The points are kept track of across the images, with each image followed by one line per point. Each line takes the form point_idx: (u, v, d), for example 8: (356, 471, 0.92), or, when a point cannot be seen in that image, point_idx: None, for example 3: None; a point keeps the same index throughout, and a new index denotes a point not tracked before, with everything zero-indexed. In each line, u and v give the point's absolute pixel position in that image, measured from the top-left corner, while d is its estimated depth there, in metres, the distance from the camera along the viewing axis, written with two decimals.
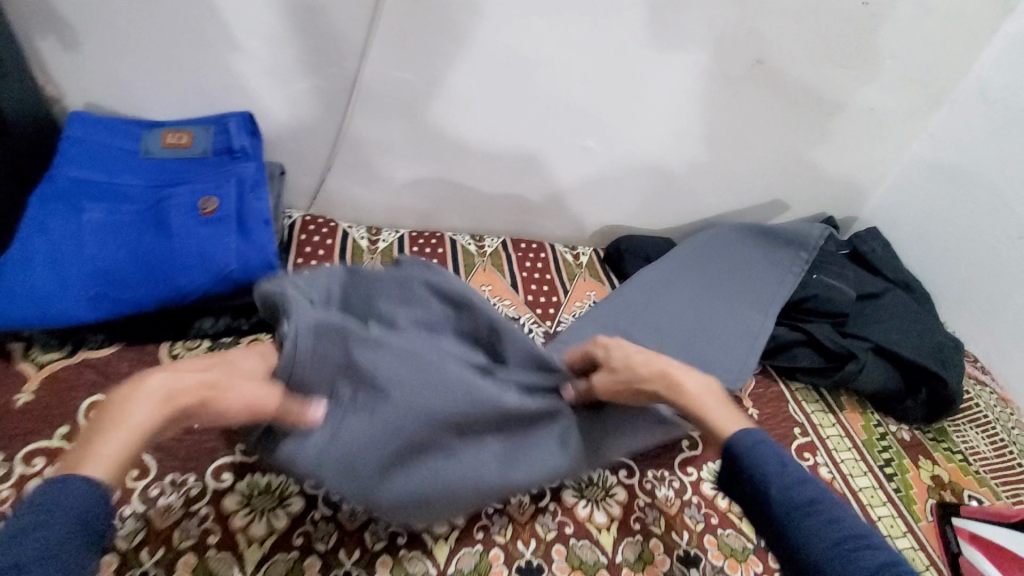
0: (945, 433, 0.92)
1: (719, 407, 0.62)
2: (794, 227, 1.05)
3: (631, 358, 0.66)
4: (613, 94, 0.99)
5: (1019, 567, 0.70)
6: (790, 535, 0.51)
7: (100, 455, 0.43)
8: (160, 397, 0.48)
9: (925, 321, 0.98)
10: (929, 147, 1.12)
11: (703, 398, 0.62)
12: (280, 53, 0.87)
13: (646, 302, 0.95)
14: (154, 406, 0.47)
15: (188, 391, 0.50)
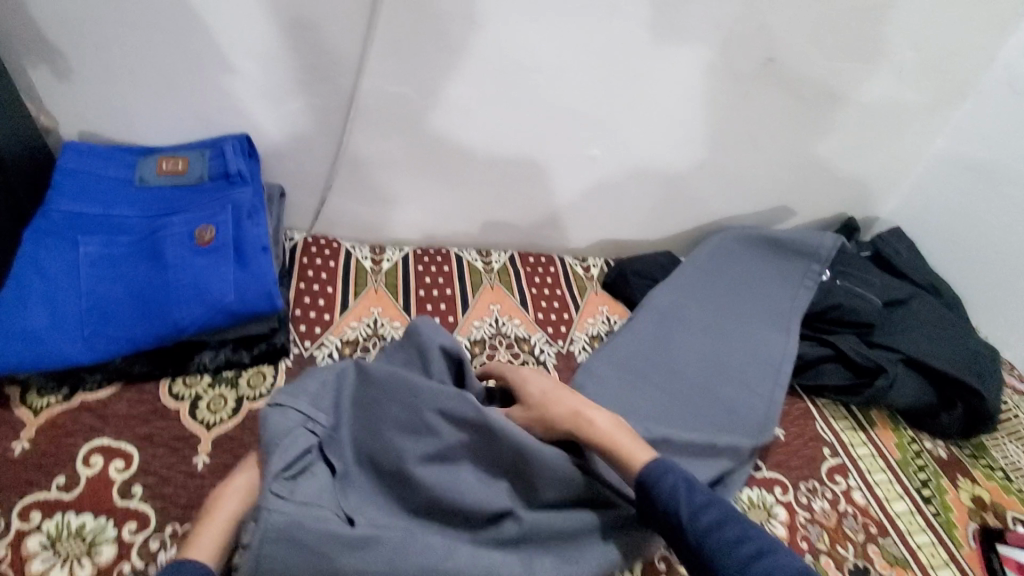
0: (983, 448, 0.87)
1: (631, 441, 0.65)
2: (801, 237, 1.00)
3: (546, 396, 0.69)
4: (619, 99, 0.95)
5: None
6: (706, 552, 0.55)
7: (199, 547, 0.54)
8: (243, 491, 0.59)
9: (959, 329, 0.94)
10: (953, 142, 1.06)
11: (616, 433, 0.65)
12: (274, 72, 0.84)
13: (660, 323, 0.91)
14: (239, 499, 0.58)
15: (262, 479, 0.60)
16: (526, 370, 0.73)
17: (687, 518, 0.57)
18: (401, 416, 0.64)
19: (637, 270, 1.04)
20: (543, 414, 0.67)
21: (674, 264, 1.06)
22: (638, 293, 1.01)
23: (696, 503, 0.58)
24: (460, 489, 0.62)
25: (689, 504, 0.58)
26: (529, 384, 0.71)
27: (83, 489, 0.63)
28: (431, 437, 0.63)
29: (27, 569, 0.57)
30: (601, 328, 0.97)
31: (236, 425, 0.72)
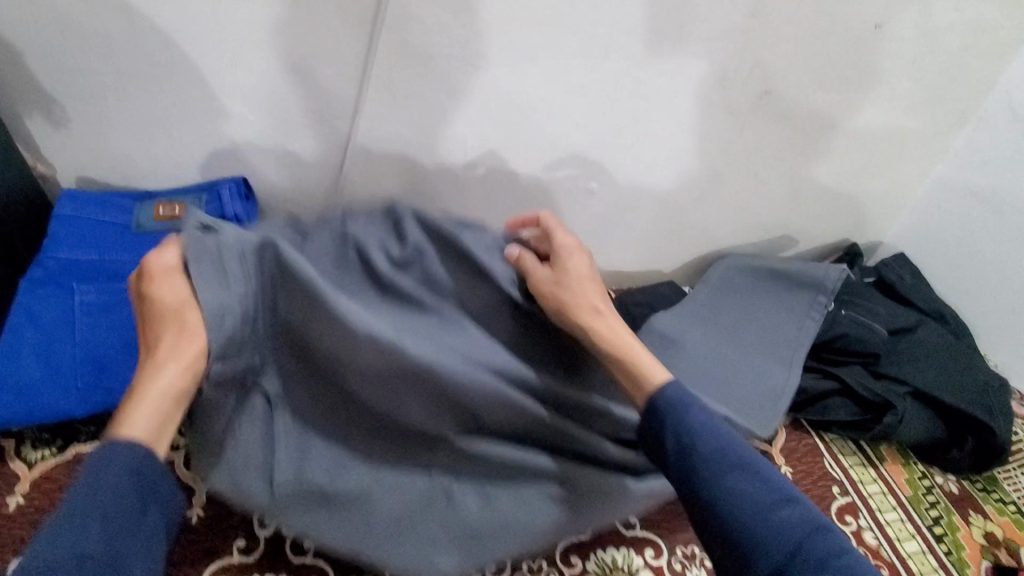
0: (995, 481, 0.86)
1: (645, 353, 0.73)
2: (806, 268, 0.99)
3: (577, 283, 0.76)
4: (618, 133, 0.94)
5: None
6: (719, 487, 0.59)
7: (137, 424, 0.55)
8: (178, 364, 0.58)
9: (966, 360, 0.92)
10: (954, 168, 1.06)
11: (632, 341, 0.74)
12: (271, 117, 0.84)
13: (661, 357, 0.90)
14: (174, 371, 0.58)
15: (194, 349, 0.59)
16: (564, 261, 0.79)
17: (705, 450, 0.62)
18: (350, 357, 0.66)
19: (638, 299, 1.03)
20: (575, 302, 0.75)
21: (675, 293, 1.05)
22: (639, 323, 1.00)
23: (713, 440, 0.62)
24: (403, 412, 0.68)
25: (708, 441, 0.62)
26: (568, 269, 0.78)
27: None
28: (373, 367, 0.66)
29: None
30: None
31: None
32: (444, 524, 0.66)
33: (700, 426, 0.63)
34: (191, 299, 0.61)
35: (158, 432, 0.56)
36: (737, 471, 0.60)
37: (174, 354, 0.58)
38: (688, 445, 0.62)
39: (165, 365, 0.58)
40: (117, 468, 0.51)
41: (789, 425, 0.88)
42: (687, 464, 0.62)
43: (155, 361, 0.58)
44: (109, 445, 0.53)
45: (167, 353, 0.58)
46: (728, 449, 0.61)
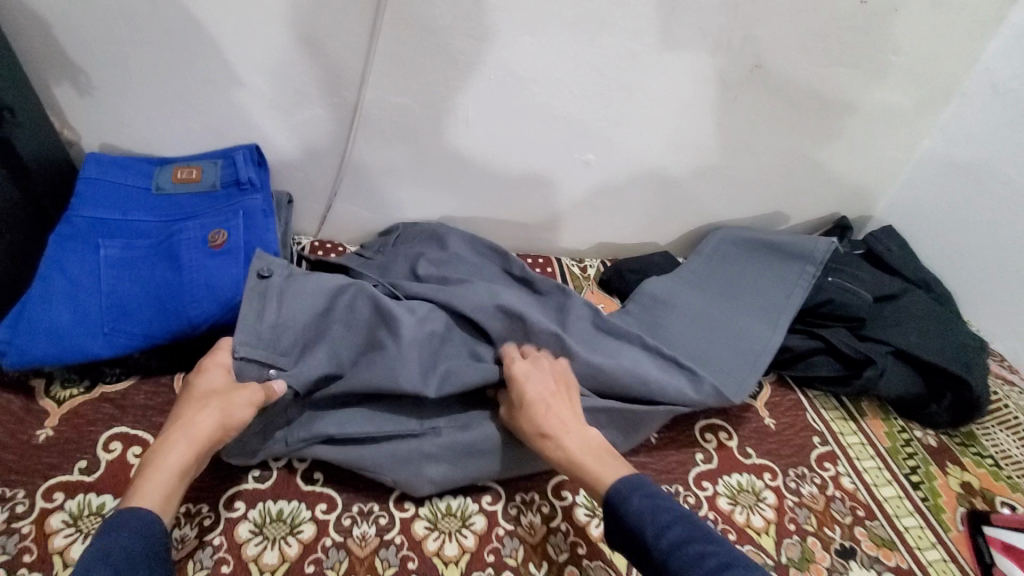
0: (973, 437, 0.89)
1: (600, 463, 0.65)
2: (798, 241, 1.02)
3: (525, 406, 0.69)
4: (613, 107, 0.99)
5: None
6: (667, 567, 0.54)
7: (147, 496, 0.55)
8: (189, 437, 0.59)
9: (947, 323, 0.95)
10: (942, 143, 1.09)
11: (583, 455, 0.65)
12: (282, 87, 0.89)
13: (652, 319, 0.94)
14: (185, 446, 0.59)
15: (206, 425, 0.60)
16: (519, 373, 0.72)
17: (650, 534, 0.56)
18: (374, 347, 0.74)
19: (634, 269, 1.07)
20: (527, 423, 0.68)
21: (670, 263, 1.09)
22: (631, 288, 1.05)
23: (662, 521, 0.57)
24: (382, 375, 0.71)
25: (654, 522, 0.57)
26: (517, 387, 0.70)
27: (104, 471, 0.66)
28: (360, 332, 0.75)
29: (50, 544, 0.60)
30: None
31: None
32: (428, 446, 0.70)
33: (650, 512, 0.58)
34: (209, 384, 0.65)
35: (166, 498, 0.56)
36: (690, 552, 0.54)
37: (194, 427, 0.60)
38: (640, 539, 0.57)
39: (185, 438, 0.59)
40: (127, 530, 0.52)
41: (774, 383, 0.92)
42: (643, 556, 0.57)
43: (176, 431, 0.60)
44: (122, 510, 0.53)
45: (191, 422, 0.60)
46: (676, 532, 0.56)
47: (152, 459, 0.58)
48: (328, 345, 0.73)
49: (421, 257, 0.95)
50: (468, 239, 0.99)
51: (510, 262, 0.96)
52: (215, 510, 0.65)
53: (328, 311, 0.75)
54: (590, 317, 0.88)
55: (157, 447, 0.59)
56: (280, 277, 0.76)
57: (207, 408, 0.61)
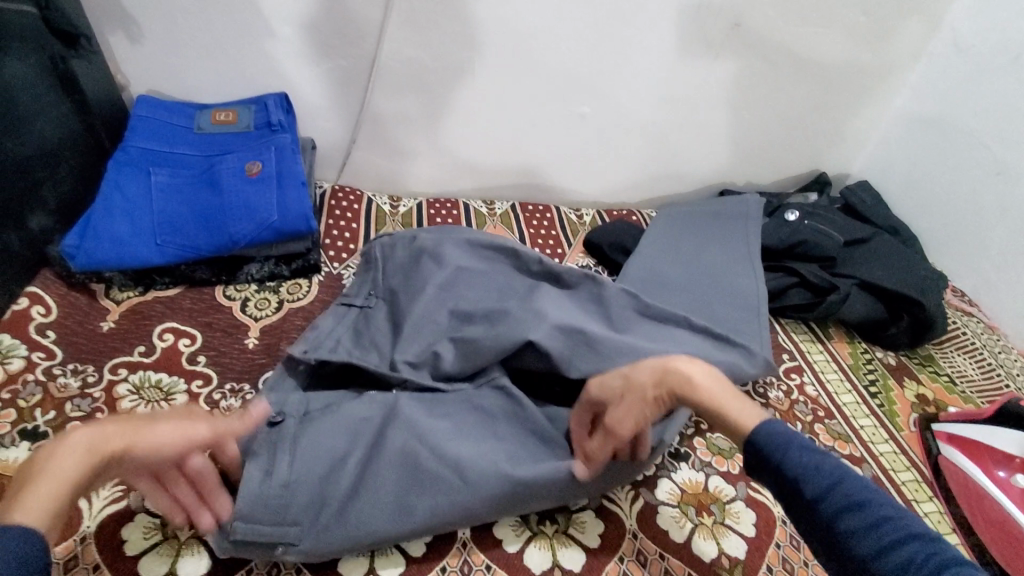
0: (931, 359, 0.97)
1: (732, 400, 0.63)
2: (738, 199, 1.18)
3: (631, 378, 0.65)
4: (606, 62, 1.08)
5: (992, 457, 0.73)
6: (839, 527, 0.51)
7: (27, 507, 0.46)
8: (83, 448, 0.50)
9: (908, 260, 1.05)
10: (912, 100, 1.17)
11: (714, 392, 0.63)
12: (309, 38, 0.99)
13: (663, 287, 0.98)
14: (78, 457, 0.50)
15: (112, 439, 0.52)
16: (597, 376, 0.69)
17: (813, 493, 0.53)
18: (423, 473, 0.63)
19: (604, 238, 1.10)
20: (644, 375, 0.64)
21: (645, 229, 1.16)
22: (622, 262, 1.06)
23: (824, 480, 0.53)
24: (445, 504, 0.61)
25: (816, 481, 0.53)
26: (609, 379, 0.66)
27: (160, 355, 0.77)
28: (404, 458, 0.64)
29: (119, 405, 0.71)
30: (590, 262, 1.10)
31: (279, 319, 0.85)
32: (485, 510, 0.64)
33: (811, 470, 0.54)
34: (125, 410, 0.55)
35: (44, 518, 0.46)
36: (855, 516, 0.50)
37: (99, 437, 0.51)
38: (791, 487, 0.54)
39: (78, 446, 0.50)
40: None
41: None
42: (797, 506, 0.54)
43: (76, 440, 0.51)
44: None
45: (96, 431, 0.52)
46: (841, 489, 0.52)
47: (35, 473, 0.49)
48: (370, 484, 0.62)
49: (422, 260, 0.87)
50: (466, 245, 0.88)
51: (522, 260, 0.85)
52: (255, 388, 0.76)
53: (355, 439, 0.66)
54: (631, 302, 0.83)
55: (40, 463, 0.49)
56: (294, 419, 0.67)
57: (121, 420, 0.53)
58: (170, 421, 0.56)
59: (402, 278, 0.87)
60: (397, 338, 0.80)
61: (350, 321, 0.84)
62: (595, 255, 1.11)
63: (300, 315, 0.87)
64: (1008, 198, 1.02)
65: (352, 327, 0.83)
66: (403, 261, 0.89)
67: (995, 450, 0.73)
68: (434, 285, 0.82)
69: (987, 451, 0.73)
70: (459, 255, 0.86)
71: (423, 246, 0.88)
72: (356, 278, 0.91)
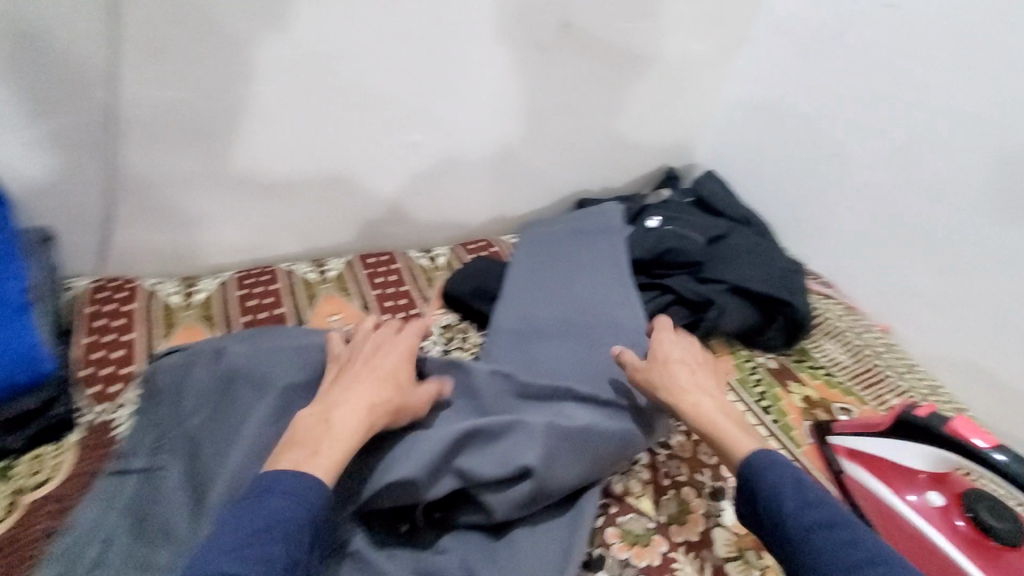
0: (807, 352, 0.97)
1: (739, 430, 0.65)
2: (594, 209, 1.08)
3: (670, 361, 0.73)
4: (431, 82, 0.91)
5: (898, 472, 0.71)
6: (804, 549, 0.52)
7: (319, 460, 0.54)
8: (364, 413, 0.59)
9: (766, 251, 1.04)
10: (742, 86, 1.17)
11: (721, 416, 0.66)
12: (5, 89, 0.70)
13: (535, 342, 0.86)
14: (357, 425, 0.58)
15: (379, 409, 0.60)
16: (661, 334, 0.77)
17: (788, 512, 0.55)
18: None
19: (462, 284, 0.95)
20: (655, 378, 0.71)
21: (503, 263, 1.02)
22: (489, 312, 0.91)
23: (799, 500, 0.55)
24: None
25: (790, 497, 0.55)
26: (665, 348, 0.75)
27: None
28: None
29: None
30: (452, 317, 0.94)
31: (16, 523, 0.61)
32: None
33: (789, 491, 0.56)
34: (390, 376, 0.64)
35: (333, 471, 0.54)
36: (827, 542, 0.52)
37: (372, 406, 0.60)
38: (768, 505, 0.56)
39: (355, 407, 0.59)
40: (288, 492, 0.51)
41: None
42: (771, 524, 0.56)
43: (358, 406, 0.59)
44: (292, 469, 0.53)
45: (369, 401, 0.60)
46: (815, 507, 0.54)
47: (322, 430, 0.56)
48: None
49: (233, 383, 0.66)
50: (292, 351, 0.68)
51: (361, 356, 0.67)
52: None
53: None
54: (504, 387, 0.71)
55: (327, 423, 0.58)
56: None
57: (384, 401, 0.61)
58: (422, 399, 0.66)
59: (206, 413, 0.65)
60: (202, 511, 0.58)
61: (129, 497, 0.61)
62: (457, 308, 0.94)
63: (54, 505, 0.63)
64: (843, 177, 1.04)
65: (135, 505, 0.60)
66: (205, 386, 0.67)
67: (900, 466, 0.71)
68: (249, 423, 0.62)
69: (891, 466, 0.71)
70: (287, 369, 0.67)
71: (233, 364, 0.67)
72: (136, 422, 0.68)
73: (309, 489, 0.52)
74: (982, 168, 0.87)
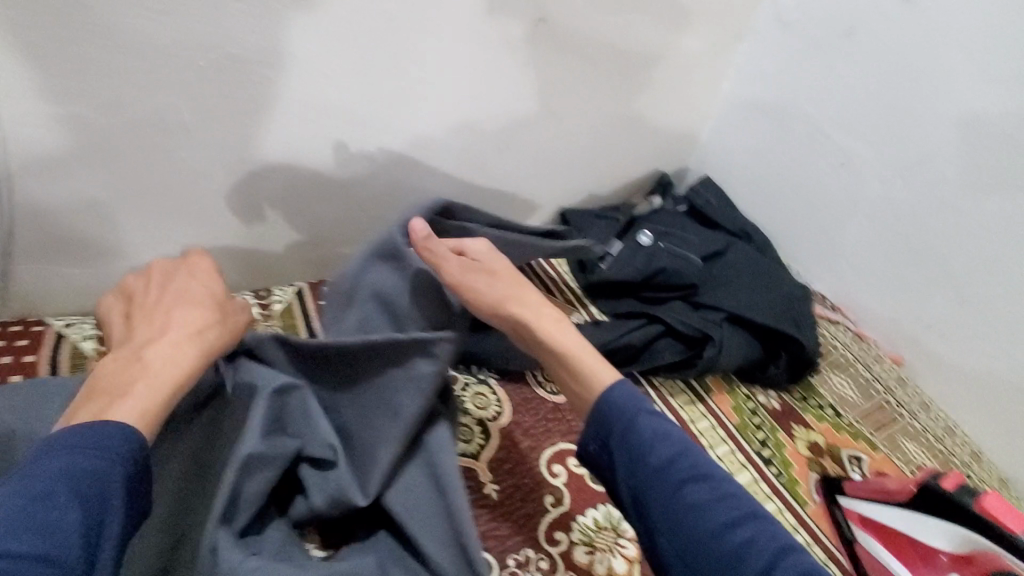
0: (813, 389, 0.87)
1: (586, 354, 0.60)
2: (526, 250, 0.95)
3: (494, 273, 0.67)
4: (386, 88, 0.79)
5: (920, 552, 0.63)
6: (671, 511, 0.49)
7: (132, 401, 0.46)
8: (188, 338, 0.53)
9: (768, 272, 0.94)
10: (740, 84, 1.05)
11: (561, 337, 0.62)
12: None
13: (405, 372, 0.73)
14: (177, 352, 0.51)
15: (194, 325, 0.54)
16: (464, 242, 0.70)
17: (656, 466, 0.50)
18: None
19: None
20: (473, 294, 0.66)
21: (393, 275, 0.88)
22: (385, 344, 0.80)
23: (663, 452, 0.51)
24: None
25: (661, 452, 0.51)
26: (482, 254, 0.69)
27: None
28: None
29: None
30: None
31: None
32: None
33: (649, 442, 0.51)
34: (202, 296, 0.57)
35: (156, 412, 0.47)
36: (701, 502, 0.49)
37: (190, 329, 0.53)
38: (637, 455, 0.51)
39: (164, 339, 0.52)
40: (76, 445, 0.42)
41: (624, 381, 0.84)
42: (637, 474, 0.51)
43: (177, 335, 0.52)
44: (90, 420, 0.44)
45: (189, 329, 0.53)
46: (683, 460, 0.51)
47: (135, 372, 0.49)
48: None
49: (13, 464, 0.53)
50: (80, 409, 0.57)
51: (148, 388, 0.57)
52: None
53: None
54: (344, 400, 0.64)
55: (142, 364, 0.49)
56: None
57: (202, 322, 0.55)
58: (235, 314, 0.59)
59: None
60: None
61: None
62: None
63: None
64: (852, 189, 0.93)
65: None
66: None
67: (923, 546, 0.63)
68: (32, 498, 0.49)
69: (912, 544, 0.64)
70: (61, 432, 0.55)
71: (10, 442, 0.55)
72: None
73: (113, 437, 0.43)
74: (1014, 188, 0.78)
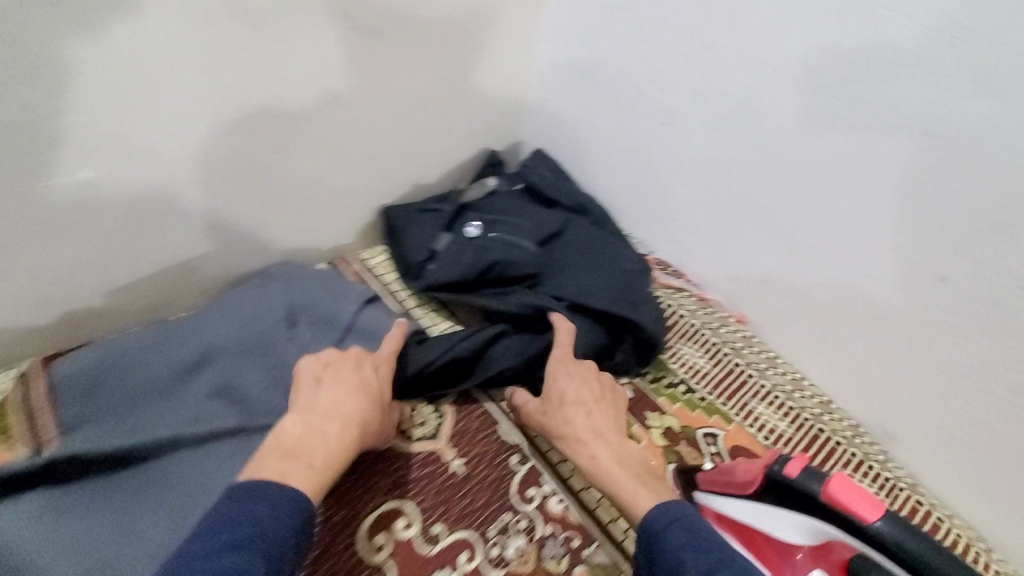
0: (664, 365, 0.85)
1: (640, 480, 0.60)
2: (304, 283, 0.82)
3: (565, 401, 0.68)
4: (82, 98, 0.61)
5: (774, 546, 0.60)
6: None
7: (316, 468, 0.54)
8: (356, 423, 0.60)
9: (608, 248, 0.87)
10: (554, 46, 0.96)
11: (622, 470, 0.61)
12: None
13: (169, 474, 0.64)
14: (352, 431, 0.59)
15: (365, 412, 0.61)
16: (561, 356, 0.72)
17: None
18: None
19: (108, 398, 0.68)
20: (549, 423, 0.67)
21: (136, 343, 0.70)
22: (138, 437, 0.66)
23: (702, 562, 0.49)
24: None
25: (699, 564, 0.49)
26: (559, 381, 0.70)
27: None
28: None
29: None
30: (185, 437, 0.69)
31: None
32: None
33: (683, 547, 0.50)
34: (367, 376, 0.65)
35: (320, 488, 0.54)
36: None
37: (364, 414, 0.61)
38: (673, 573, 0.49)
39: (337, 416, 0.59)
40: (269, 498, 0.49)
41: (459, 402, 0.75)
42: None
43: (353, 424, 0.59)
44: (274, 480, 0.51)
45: (362, 413, 0.61)
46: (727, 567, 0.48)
47: (315, 441, 0.56)
48: None
49: None
50: None
51: None
52: None
53: None
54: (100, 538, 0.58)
55: (321, 434, 0.57)
56: None
57: (368, 404, 0.62)
58: (363, 399, 0.62)
59: None
60: None
61: None
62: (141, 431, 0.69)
63: None
64: (676, 148, 0.87)
65: None
66: None
67: (777, 541, 0.59)
68: None
69: (766, 540, 0.60)
70: None
71: None
72: None
73: (294, 505, 0.50)
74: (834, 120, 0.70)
